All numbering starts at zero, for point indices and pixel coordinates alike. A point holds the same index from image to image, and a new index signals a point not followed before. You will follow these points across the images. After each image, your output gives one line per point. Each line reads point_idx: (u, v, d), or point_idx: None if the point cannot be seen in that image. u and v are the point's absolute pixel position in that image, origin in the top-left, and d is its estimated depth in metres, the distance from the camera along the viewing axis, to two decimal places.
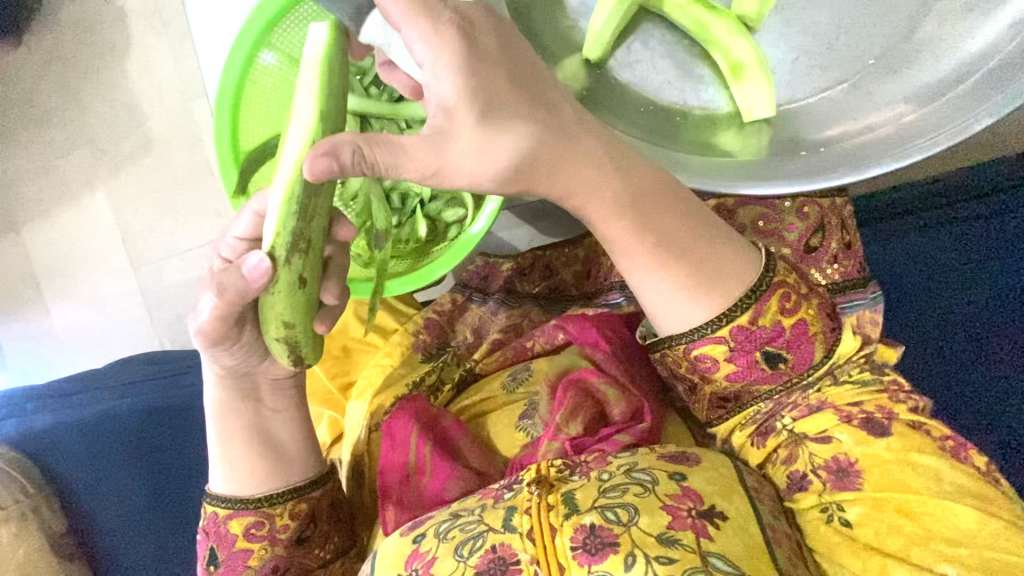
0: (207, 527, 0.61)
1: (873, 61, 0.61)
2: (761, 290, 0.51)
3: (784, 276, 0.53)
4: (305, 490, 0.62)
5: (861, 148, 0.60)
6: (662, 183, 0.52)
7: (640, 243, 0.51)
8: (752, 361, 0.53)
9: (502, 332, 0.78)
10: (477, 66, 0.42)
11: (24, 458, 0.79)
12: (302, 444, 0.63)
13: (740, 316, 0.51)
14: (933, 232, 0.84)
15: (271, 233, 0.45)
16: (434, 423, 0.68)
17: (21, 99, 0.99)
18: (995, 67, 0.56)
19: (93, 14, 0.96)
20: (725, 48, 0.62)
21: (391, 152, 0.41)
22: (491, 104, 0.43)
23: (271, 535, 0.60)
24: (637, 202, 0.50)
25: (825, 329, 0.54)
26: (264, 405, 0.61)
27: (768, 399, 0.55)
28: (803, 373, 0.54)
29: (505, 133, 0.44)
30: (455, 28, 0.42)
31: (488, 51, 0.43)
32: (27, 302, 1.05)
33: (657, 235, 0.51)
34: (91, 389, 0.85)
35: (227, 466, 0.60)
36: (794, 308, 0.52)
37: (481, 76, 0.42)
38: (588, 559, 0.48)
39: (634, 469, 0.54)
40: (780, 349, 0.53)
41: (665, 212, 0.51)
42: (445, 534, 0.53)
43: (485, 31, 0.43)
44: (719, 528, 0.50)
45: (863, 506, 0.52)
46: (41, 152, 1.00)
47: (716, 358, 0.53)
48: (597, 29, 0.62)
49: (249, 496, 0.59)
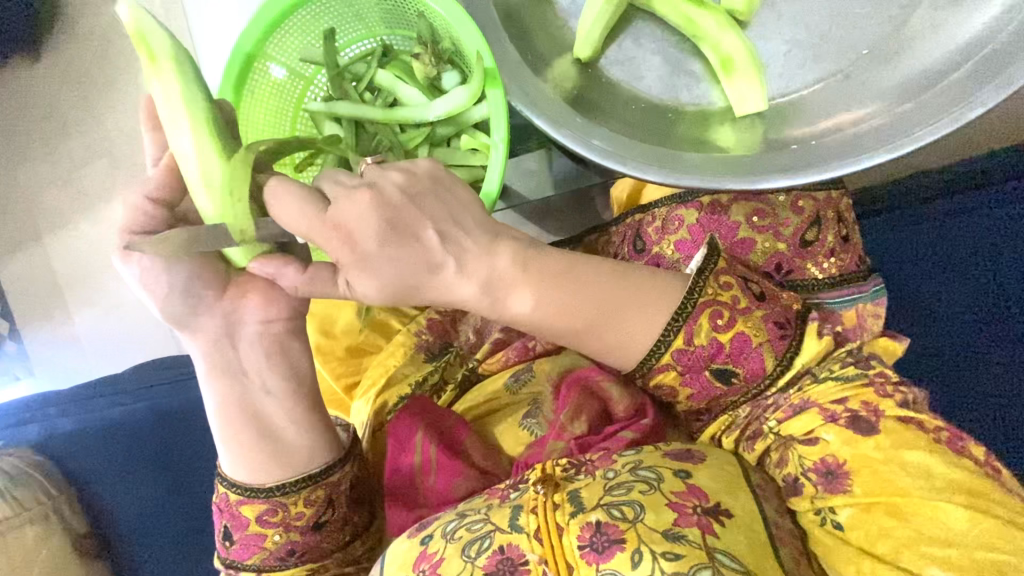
0: (219, 505, 0.62)
1: (868, 50, 0.61)
2: (687, 313, 0.54)
3: (711, 294, 0.55)
4: (321, 476, 0.62)
5: (851, 140, 0.59)
6: (572, 266, 0.54)
7: (569, 325, 0.54)
8: (706, 381, 0.56)
9: (504, 331, 0.76)
10: (362, 262, 0.48)
11: (51, 460, 0.82)
12: (308, 430, 0.62)
13: (675, 341, 0.54)
14: (925, 231, 0.87)
15: (179, 114, 0.51)
16: (440, 423, 0.67)
17: (42, 113, 1.03)
18: (992, 51, 0.55)
19: (107, 31, 1.00)
20: (715, 43, 0.62)
21: (323, 290, 0.51)
22: (385, 284, 0.49)
23: (285, 522, 0.61)
24: (554, 301, 0.53)
25: (770, 338, 0.55)
26: (252, 380, 0.60)
27: (742, 406, 0.57)
28: (758, 383, 0.56)
29: (405, 288, 0.50)
30: (337, 233, 0.48)
31: (369, 245, 0.48)
32: (49, 312, 1.07)
33: (581, 316, 0.54)
34: (110, 391, 0.84)
35: (234, 451, 0.60)
36: (729, 324, 0.55)
37: (372, 262, 0.49)
38: (595, 557, 0.48)
39: (640, 467, 0.54)
40: (725, 363, 0.55)
41: (585, 296, 0.54)
42: (453, 533, 0.53)
43: (367, 227, 0.48)
44: (724, 525, 0.50)
45: (854, 508, 0.52)
46: (60, 163, 1.03)
47: (672, 383, 0.57)
48: (588, 28, 0.62)
49: (262, 486, 0.60)
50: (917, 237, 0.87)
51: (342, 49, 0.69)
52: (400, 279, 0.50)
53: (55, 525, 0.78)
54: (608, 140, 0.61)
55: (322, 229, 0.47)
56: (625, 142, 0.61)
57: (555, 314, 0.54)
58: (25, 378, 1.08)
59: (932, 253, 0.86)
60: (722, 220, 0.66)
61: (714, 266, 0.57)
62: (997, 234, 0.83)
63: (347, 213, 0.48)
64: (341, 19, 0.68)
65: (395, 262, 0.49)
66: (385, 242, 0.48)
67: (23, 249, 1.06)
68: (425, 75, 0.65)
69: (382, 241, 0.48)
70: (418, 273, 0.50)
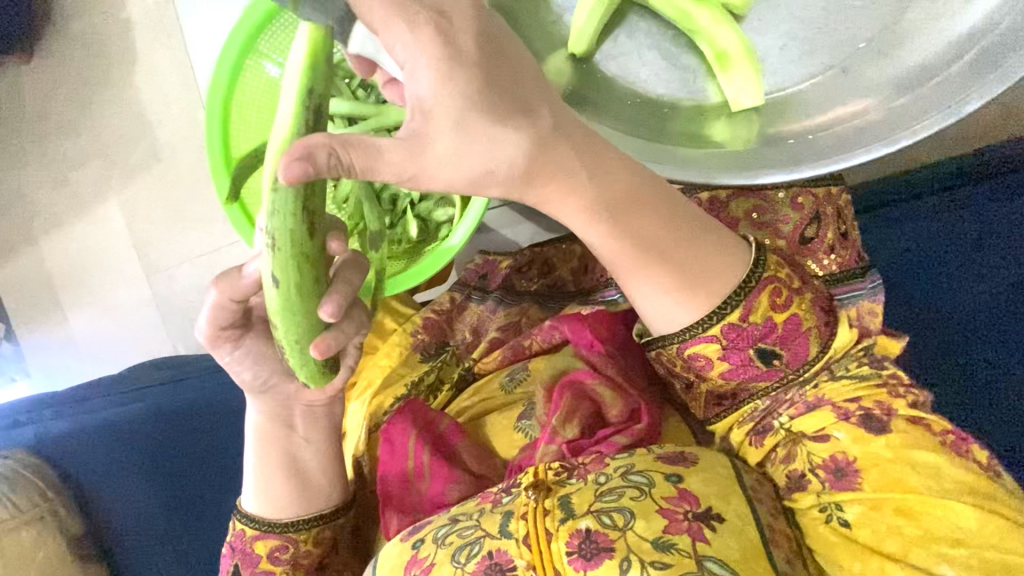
0: (231, 543, 0.62)
1: (864, 43, 0.60)
2: (751, 285, 0.50)
3: (773, 270, 0.51)
4: (330, 517, 0.63)
5: (849, 135, 0.58)
6: (640, 184, 0.50)
7: (629, 248, 0.50)
8: (747, 359, 0.52)
9: (500, 331, 0.77)
10: (453, 70, 0.40)
11: (46, 463, 0.80)
12: (328, 475, 0.63)
13: (730, 314, 0.50)
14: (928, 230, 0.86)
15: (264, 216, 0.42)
16: (432, 427, 0.67)
17: (34, 113, 1.02)
18: (989, 44, 0.55)
19: (99, 29, 0.99)
20: (710, 37, 0.61)
21: (367, 151, 0.39)
22: (468, 108, 0.41)
23: (295, 560, 0.61)
24: (621, 198, 0.49)
25: (819, 323, 0.53)
26: (296, 433, 0.61)
27: (764, 398, 0.55)
28: (798, 370, 0.53)
29: (483, 137, 0.42)
30: (430, 29, 0.40)
31: (461, 60, 0.41)
32: (45, 312, 1.06)
33: (644, 239, 0.50)
34: (104, 394, 0.82)
35: (260, 486, 0.61)
36: (786, 303, 0.51)
37: (461, 74, 0.40)
38: (583, 565, 0.47)
39: (631, 471, 0.53)
40: (774, 345, 0.52)
41: (655, 213, 0.50)
42: (443, 539, 0.53)
43: (465, 28, 0.41)
44: (715, 531, 0.49)
45: (862, 506, 0.52)
46: (53, 164, 1.03)
47: (710, 356, 0.52)
48: (581, 24, 0.62)
49: (276, 520, 0.61)
50: (918, 232, 0.86)
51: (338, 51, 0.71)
52: (476, 102, 0.41)
53: (52, 527, 0.77)
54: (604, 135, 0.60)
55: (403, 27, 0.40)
56: (622, 139, 0.61)
57: (621, 227, 0.50)
58: (22, 379, 1.07)
59: (930, 254, 0.85)
60: (721, 215, 0.66)
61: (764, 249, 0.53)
62: (993, 232, 0.83)
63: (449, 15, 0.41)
64: None
65: (488, 79, 0.41)
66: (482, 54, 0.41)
67: (17, 250, 1.05)
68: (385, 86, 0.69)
69: (480, 52, 0.41)
70: (505, 106, 0.42)
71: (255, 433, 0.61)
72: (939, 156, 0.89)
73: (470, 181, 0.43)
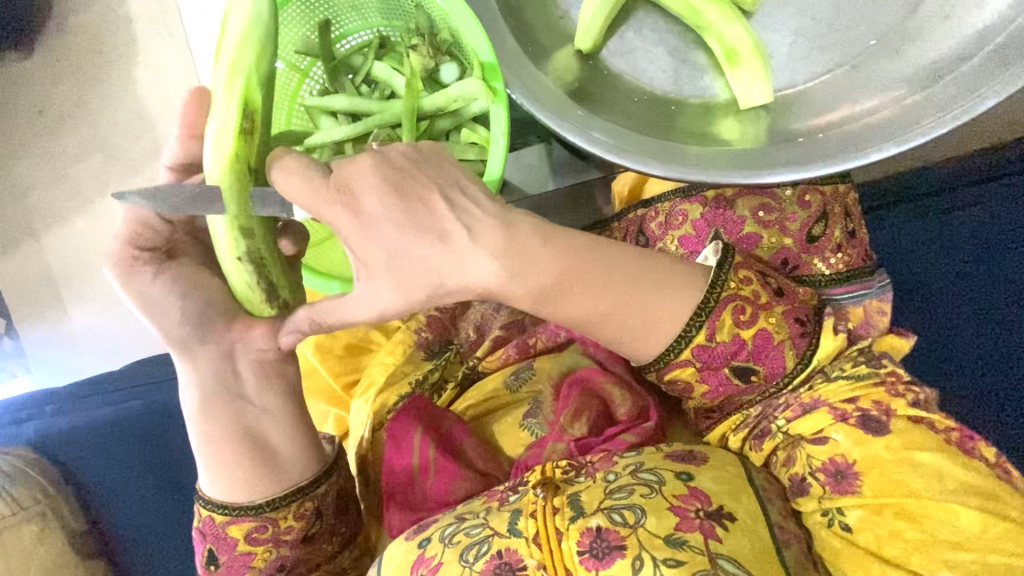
0: (201, 529, 0.59)
1: (875, 41, 0.60)
2: (710, 306, 0.51)
3: (735, 289, 0.52)
4: (308, 490, 0.60)
5: (858, 132, 0.57)
6: (570, 262, 0.49)
7: (576, 315, 0.50)
8: (724, 378, 0.53)
9: (504, 329, 0.76)
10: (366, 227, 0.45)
11: (46, 460, 0.80)
12: (296, 447, 0.61)
13: (697, 335, 0.51)
14: (936, 233, 0.86)
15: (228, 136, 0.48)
16: (438, 424, 0.66)
17: (35, 107, 1.01)
18: (1004, 41, 0.54)
19: (102, 26, 0.99)
20: (720, 34, 0.60)
21: None
22: (392, 251, 0.45)
23: (275, 538, 0.59)
24: (565, 279, 0.49)
25: (793, 336, 0.53)
26: (251, 404, 0.59)
27: (753, 405, 0.55)
28: (778, 383, 0.54)
29: (418, 255, 0.46)
30: (338, 203, 0.45)
31: (374, 212, 0.45)
32: (46, 305, 1.05)
33: (598, 313, 0.50)
34: (102, 392, 0.82)
35: (216, 470, 0.58)
36: (751, 320, 0.52)
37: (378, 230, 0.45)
38: (595, 563, 0.47)
39: (640, 469, 0.53)
40: (747, 362, 0.52)
41: (605, 279, 0.50)
42: (450, 538, 0.52)
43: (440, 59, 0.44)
44: (727, 530, 0.49)
45: (863, 509, 0.51)
46: (52, 159, 1.02)
47: (688, 380, 0.53)
48: (588, 19, 0.61)
49: (248, 503, 0.58)
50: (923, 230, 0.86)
51: (338, 41, 0.69)
52: (404, 238, 0.45)
53: (53, 525, 0.76)
54: (607, 132, 0.59)
55: (325, 198, 0.45)
56: (626, 137, 0.59)
57: (562, 302, 0.49)
58: (23, 374, 1.07)
59: (933, 253, 0.86)
60: (727, 215, 0.66)
61: (730, 260, 0.53)
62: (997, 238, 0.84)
63: (350, 177, 0.46)
64: (337, 10, 0.67)
65: (401, 225, 0.45)
66: (388, 203, 0.45)
67: (17, 246, 1.04)
68: (422, 68, 0.65)
69: (386, 203, 0.45)
70: (425, 237, 0.45)
71: (197, 413, 0.58)
72: (941, 157, 0.90)
73: (431, 289, 0.47)
